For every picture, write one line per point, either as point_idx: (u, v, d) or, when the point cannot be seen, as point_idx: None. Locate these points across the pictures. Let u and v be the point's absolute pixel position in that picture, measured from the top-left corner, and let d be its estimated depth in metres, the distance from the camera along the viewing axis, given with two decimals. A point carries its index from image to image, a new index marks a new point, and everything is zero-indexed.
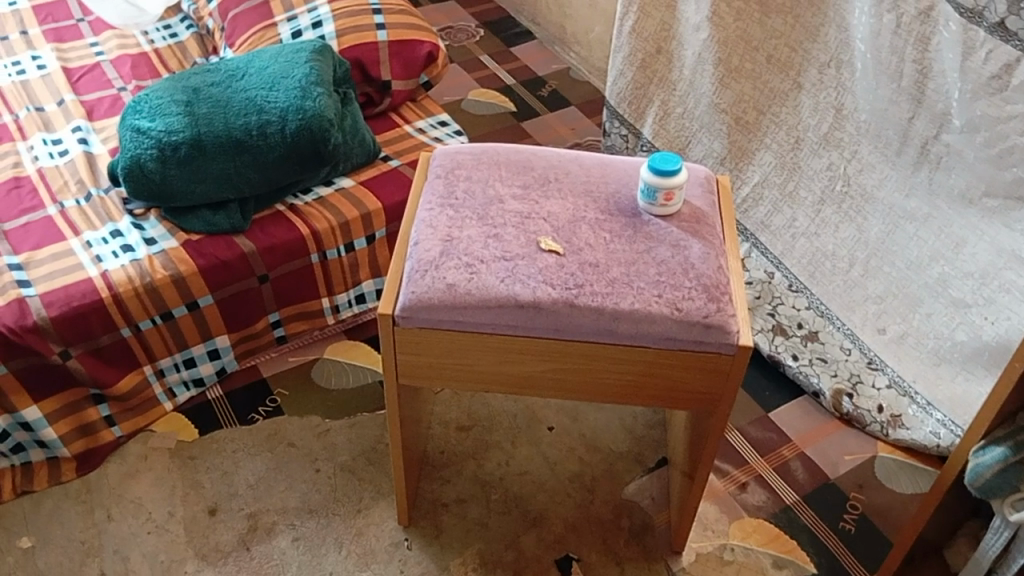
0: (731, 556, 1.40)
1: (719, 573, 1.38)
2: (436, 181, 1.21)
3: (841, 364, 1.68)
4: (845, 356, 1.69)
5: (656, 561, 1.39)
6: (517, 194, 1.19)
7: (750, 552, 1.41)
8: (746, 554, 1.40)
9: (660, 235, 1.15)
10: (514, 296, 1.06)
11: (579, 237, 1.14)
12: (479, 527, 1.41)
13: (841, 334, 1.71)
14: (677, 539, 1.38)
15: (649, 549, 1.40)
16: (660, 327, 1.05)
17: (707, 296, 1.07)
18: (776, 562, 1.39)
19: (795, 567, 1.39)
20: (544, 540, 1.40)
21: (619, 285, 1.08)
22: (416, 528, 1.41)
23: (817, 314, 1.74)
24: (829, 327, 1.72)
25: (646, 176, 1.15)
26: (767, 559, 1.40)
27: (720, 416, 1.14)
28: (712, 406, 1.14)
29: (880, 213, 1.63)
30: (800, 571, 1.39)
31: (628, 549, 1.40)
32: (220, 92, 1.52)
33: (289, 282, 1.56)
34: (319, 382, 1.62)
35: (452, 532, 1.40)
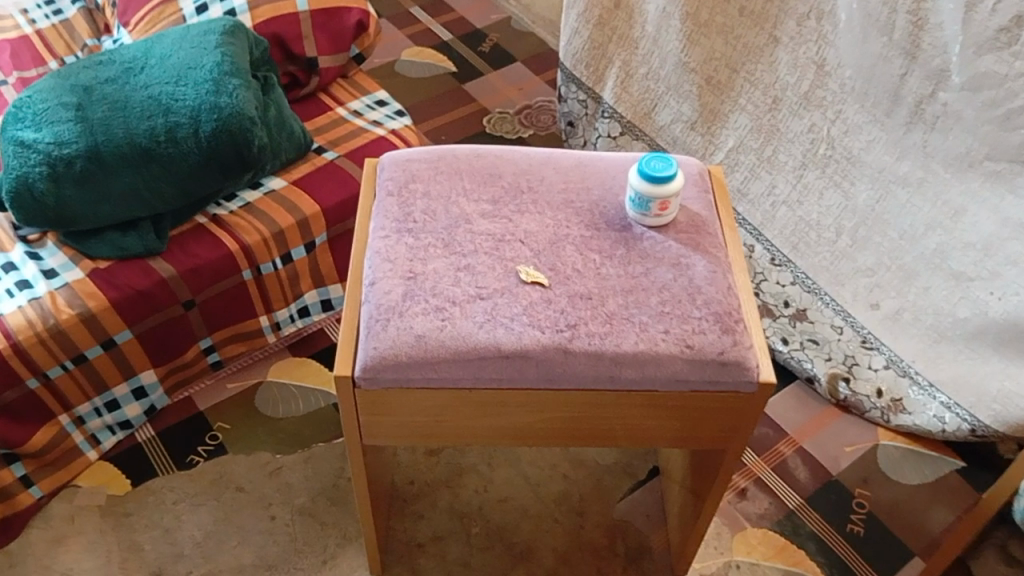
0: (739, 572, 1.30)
1: None
2: (387, 201, 1.03)
3: (833, 346, 1.55)
4: (838, 335, 1.55)
5: None
6: (486, 211, 1.01)
7: (757, 568, 1.30)
8: (754, 572, 1.30)
9: (658, 253, 0.98)
10: (497, 344, 0.89)
11: (564, 261, 0.97)
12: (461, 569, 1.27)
13: (830, 311, 1.56)
14: (678, 562, 1.26)
15: None
16: (668, 369, 0.90)
17: (720, 328, 0.92)
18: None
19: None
20: None
21: (618, 322, 0.92)
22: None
23: (804, 291, 1.59)
24: (814, 301, 1.58)
25: (636, 183, 0.98)
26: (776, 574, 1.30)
27: (734, 454, 1.00)
28: (725, 443, 1.00)
29: (868, 176, 1.49)
30: None
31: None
32: (116, 90, 1.28)
33: (220, 304, 1.37)
34: (266, 411, 1.45)
35: None
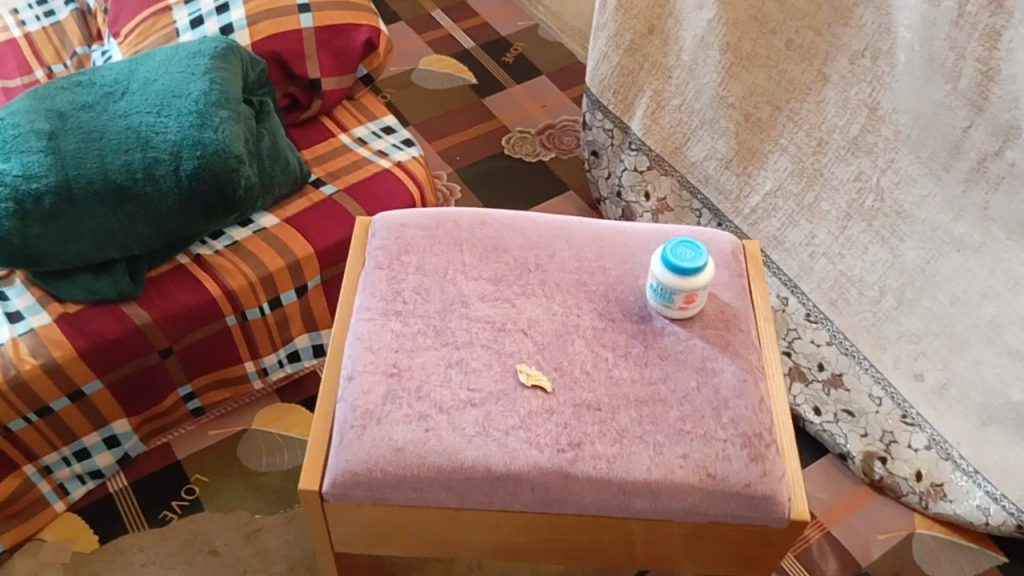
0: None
1: None
2: (374, 275, 0.90)
3: (869, 419, 1.41)
4: (875, 407, 1.41)
5: None
6: (485, 293, 0.89)
7: None
8: None
9: (681, 353, 0.86)
10: (487, 465, 0.78)
11: (572, 359, 0.84)
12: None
13: (869, 377, 1.41)
14: None
15: None
16: (683, 500, 0.78)
17: (747, 453, 0.80)
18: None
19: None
20: None
21: (629, 440, 0.80)
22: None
23: (842, 352, 1.45)
24: (853, 365, 1.43)
25: (660, 273, 0.85)
26: None
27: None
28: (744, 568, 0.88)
29: (919, 234, 1.32)
30: None
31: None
32: (92, 118, 1.17)
33: (201, 351, 1.26)
34: (248, 462, 1.35)
35: None
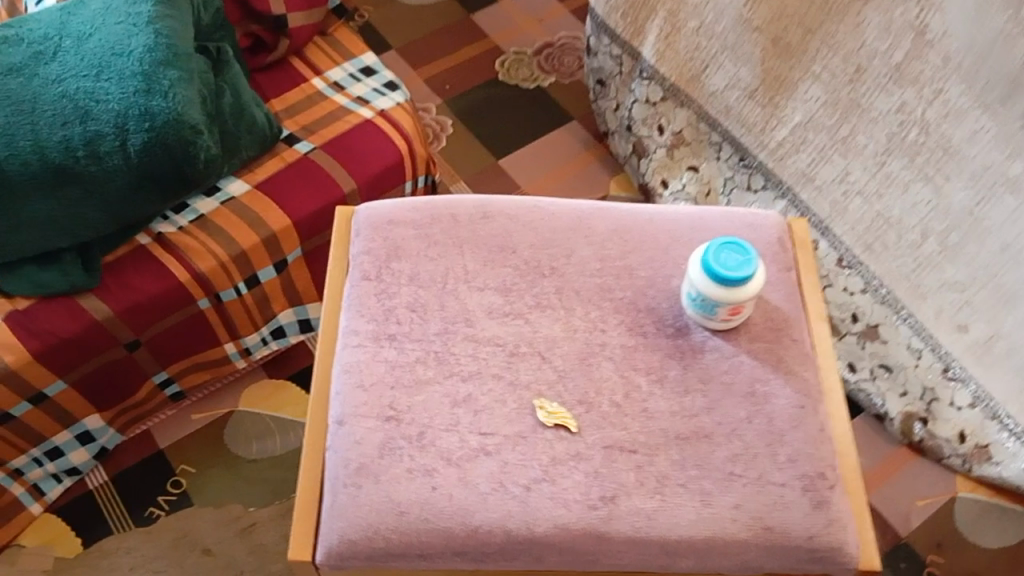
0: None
1: None
2: (361, 288, 0.76)
3: (908, 374, 1.27)
4: (913, 361, 1.26)
5: None
6: (494, 308, 0.75)
7: None
8: None
9: (726, 375, 0.73)
10: (507, 528, 0.66)
11: (599, 389, 0.72)
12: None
13: (907, 329, 1.25)
14: None
15: None
16: (737, 557, 0.67)
17: (808, 499, 0.68)
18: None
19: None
20: None
21: (671, 490, 0.68)
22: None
23: (877, 302, 1.27)
24: (889, 315, 1.26)
25: (702, 283, 0.72)
26: None
27: None
28: None
29: (967, 173, 1.11)
30: None
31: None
32: (20, 85, 0.99)
33: (173, 338, 1.13)
34: (237, 449, 1.23)
35: None
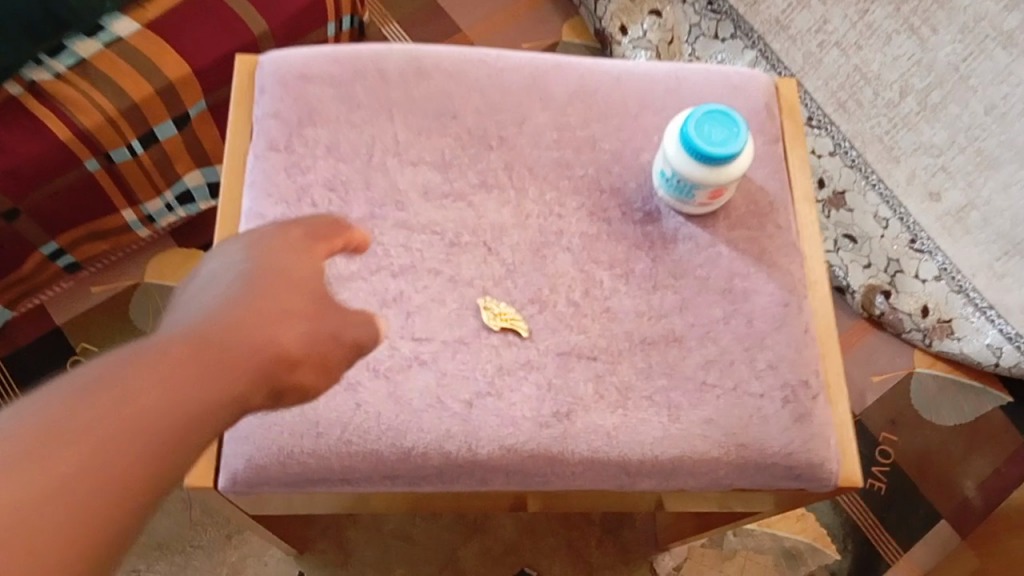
0: (730, 546, 1.01)
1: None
2: (267, 161, 0.63)
3: (872, 245, 1.10)
4: (879, 230, 1.10)
5: (639, 567, 0.98)
6: (430, 189, 0.63)
7: (758, 537, 1.02)
8: (751, 541, 1.02)
9: (702, 269, 0.63)
10: (444, 451, 0.57)
11: (554, 286, 0.62)
12: (402, 544, 0.95)
13: (875, 197, 1.08)
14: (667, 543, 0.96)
15: (628, 548, 0.98)
16: (707, 476, 0.59)
17: (788, 412, 0.60)
18: (781, 561, 1.02)
19: (813, 555, 1.03)
20: (491, 553, 0.96)
21: (635, 404, 0.59)
22: (314, 555, 0.94)
23: (846, 164, 1.10)
24: (858, 181, 1.09)
25: (680, 163, 0.60)
26: (777, 557, 1.02)
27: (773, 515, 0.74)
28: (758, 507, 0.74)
29: (956, 24, 0.98)
30: (818, 558, 1.03)
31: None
32: None
33: (62, 206, 0.97)
34: (145, 325, 1.11)
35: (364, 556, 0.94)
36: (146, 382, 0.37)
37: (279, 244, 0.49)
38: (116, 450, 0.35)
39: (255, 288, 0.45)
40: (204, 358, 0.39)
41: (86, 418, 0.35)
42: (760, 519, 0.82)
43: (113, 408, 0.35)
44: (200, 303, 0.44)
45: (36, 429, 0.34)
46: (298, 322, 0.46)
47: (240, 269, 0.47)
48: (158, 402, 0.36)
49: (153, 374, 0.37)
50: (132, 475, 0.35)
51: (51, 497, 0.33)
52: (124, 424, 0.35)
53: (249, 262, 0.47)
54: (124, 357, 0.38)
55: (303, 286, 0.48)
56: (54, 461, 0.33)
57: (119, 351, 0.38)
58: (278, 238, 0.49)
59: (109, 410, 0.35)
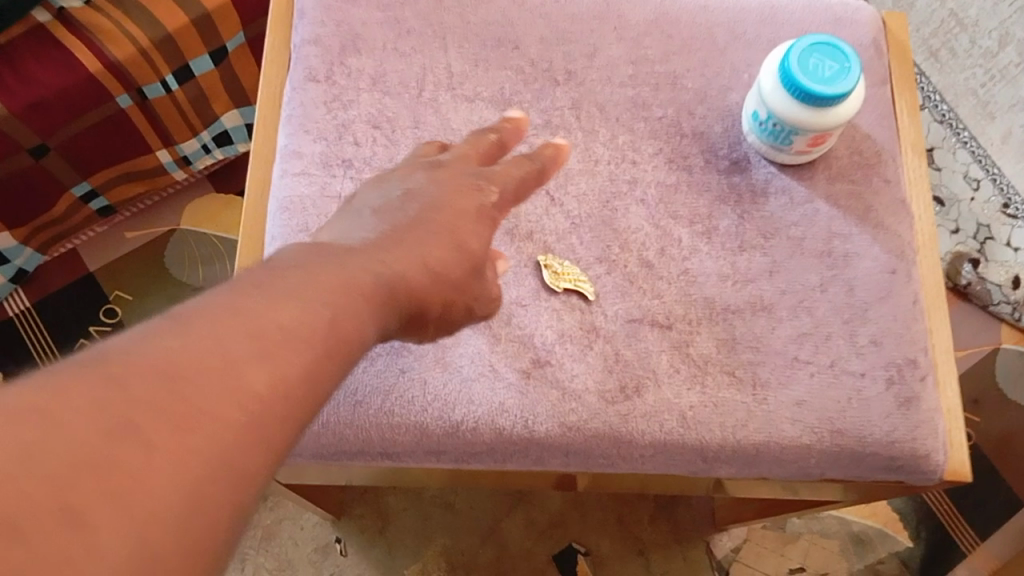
0: (793, 528, 0.90)
1: (779, 559, 0.89)
2: (306, 92, 0.56)
3: (961, 207, 0.99)
4: (969, 192, 1.00)
5: (693, 545, 0.88)
6: (487, 128, 0.56)
7: (822, 520, 0.90)
8: (815, 522, 0.90)
9: (796, 228, 0.55)
10: (497, 427, 0.50)
11: (625, 244, 0.54)
12: (443, 513, 0.88)
13: (965, 154, 1.01)
14: (724, 520, 0.86)
15: (681, 526, 0.89)
16: (794, 465, 0.52)
17: (892, 396, 0.52)
18: (849, 547, 0.89)
19: (883, 542, 0.90)
20: (535, 526, 0.88)
21: (716, 381, 0.51)
22: (350, 521, 0.87)
23: (936, 119, 1.02)
24: (948, 138, 1.01)
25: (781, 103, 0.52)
26: (841, 543, 0.90)
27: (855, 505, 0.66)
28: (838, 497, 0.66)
29: None
30: (888, 546, 0.90)
31: (680, 565, 0.88)
32: None
33: (92, 143, 0.87)
34: (179, 274, 1.00)
35: (401, 523, 0.87)
36: (333, 293, 0.31)
37: (453, 178, 0.46)
38: (310, 356, 0.29)
39: (426, 220, 0.42)
40: (381, 280, 0.35)
41: (293, 312, 0.29)
42: (838, 506, 0.74)
43: (316, 305, 0.30)
44: (361, 229, 0.41)
45: (245, 315, 0.28)
46: (464, 249, 0.43)
47: (409, 194, 0.44)
48: (354, 316, 0.31)
49: (350, 281, 0.33)
50: (322, 386, 0.29)
51: (261, 393, 0.27)
52: (324, 333, 0.29)
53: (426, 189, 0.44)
54: (312, 262, 0.33)
55: (469, 233, 0.44)
56: (268, 352, 0.28)
57: (307, 255, 0.33)
58: (451, 171, 0.47)
59: (313, 311, 0.30)
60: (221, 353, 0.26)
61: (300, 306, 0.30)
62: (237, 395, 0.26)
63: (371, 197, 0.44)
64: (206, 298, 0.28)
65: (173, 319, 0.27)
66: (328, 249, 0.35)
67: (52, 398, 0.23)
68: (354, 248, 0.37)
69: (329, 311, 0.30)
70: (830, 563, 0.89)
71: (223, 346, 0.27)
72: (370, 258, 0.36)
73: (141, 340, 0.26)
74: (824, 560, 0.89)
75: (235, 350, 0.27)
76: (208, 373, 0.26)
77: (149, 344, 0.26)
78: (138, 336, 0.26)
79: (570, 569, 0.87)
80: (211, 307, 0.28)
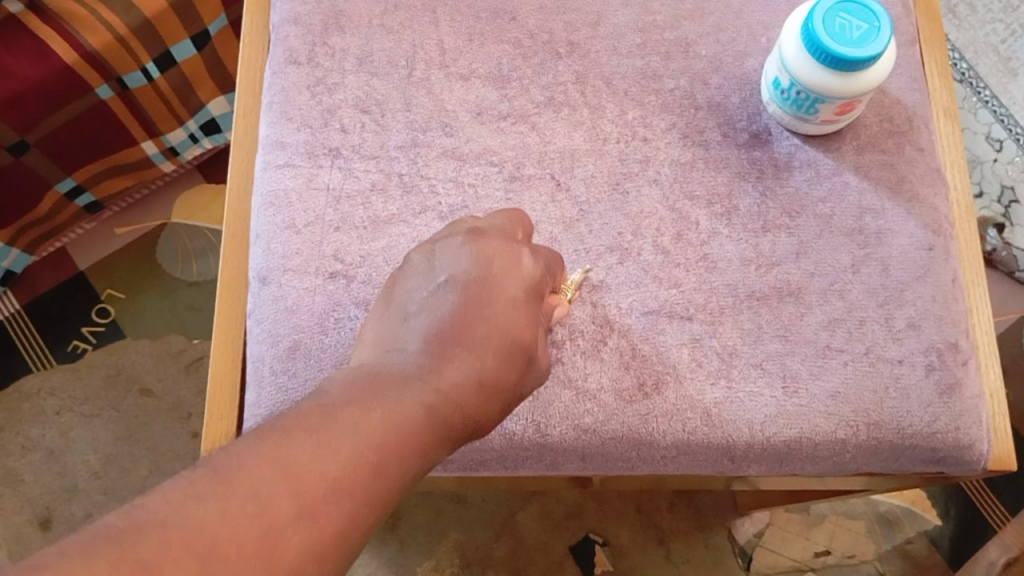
0: (819, 511, 0.85)
1: (806, 544, 0.85)
2: (288, 76, 0.52)
3: (984, 169, 0.94)
4: (993, 153, 0.95)
5: (716, 532, 0.85)
6: (485, 109, 0.51)
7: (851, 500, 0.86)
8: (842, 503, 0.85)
9: (824, 204, 0.50)
10: (506, 432, 0.46)
11: (638, 229, 0.50)
12: (454, 507, 0.84)
13: (987, 113, 0.96)
14: (747, 505, 0.82)
15: (703, 512, 0.85)
16: (828, 461, 0.48)
17: (933, 383, 0.48)
18: (876, 528, 0.85)
19: (912, 521, 0.85)
20: (551, 517, 0.84)
21: (741, 374, 0.47)
22: None
23: (954, 77, 0.97)
24: (968, 97, 0.96)
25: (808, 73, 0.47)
26: (870, 524, 0.85)
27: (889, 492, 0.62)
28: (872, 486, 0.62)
29: None
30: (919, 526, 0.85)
31: (702, 554, 0.84)
32: None
33: (73, 137, 0.83)
34: (173, 269, 0.95)
35: (412, 519, 0.84)
36: (375, 439, 0.33)
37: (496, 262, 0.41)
38: (334, 520, 0.31)
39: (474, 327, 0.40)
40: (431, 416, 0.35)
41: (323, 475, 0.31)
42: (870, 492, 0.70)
43: (348, 465, 0.32)
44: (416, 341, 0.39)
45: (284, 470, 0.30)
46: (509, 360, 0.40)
47: (451, 281, 0.41)
48: (392, 464, 0.33)
49: (392, 428, 0.34)
50: (352, 534, 0.31)
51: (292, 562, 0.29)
52: (356, 489, 0.31)
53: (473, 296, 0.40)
54: (357, 404, 0.34)
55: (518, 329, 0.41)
56: (301, 514, 0.30)
57: (359, 387, 0.35)
58: (492, 250, 0.42)
59: (345, 472, 0.31)
60: (256, 519, 0.29)
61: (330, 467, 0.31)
62: (261, 563, 0.28)
63: (416, 288, 0.41)
64: (247, 448, 0.31)
65: (214, 475, 0.30)
66: (381, 375, 0.36)
67: (89, 569, 0.25)
68: (411, 371, 0.37)
69: (361, 471, 0.32)
70: (859, 545, 0.85)
71: (254, 509, 0.29)
72: (425, 387, 0.36)
73: (182, 504, 0.28)
74: (852, 543, 0.85)
75: (272, 515, 0.29)
76: (240, 547, 0.28)
77: (186, 508, 0.28)
78: (182, 491, 0.29)
79: (587, 560, 0.84)
80: (247, 467, 0.30)
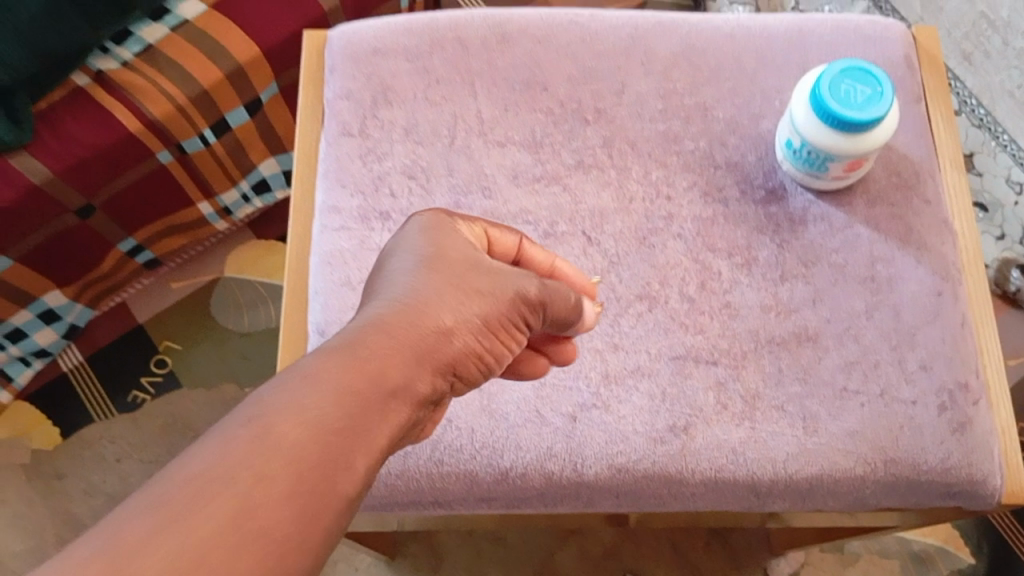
0: (852, 550, 0.87)
1: None
2: (341, 147, 0.57)
3: (1005, 212, 0.97)
4: (1012, 196, 0.98)
5: (751, 571, 0.87)
6: (520, 172, 0.56)
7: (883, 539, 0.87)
8: (875, 540, 0.87)
9: (838, 255, 0.54)
10: (544, 472, 0.50)
11: (665, 280, 0.54)
12: (496, 547, 0.87)
13: (1005, 156, 0.99)
14: (782, 544, 0.84)
15: (738, 551, 0.87)
16: (849, 496, 0.51)
17: (946, 422, 0.51)
18: (909, 566, 0.87)
19: (944, 558, 0.87)
20: (591, 557, 0.87)
21: (764, 415, 0.51)
22: (406, 560, 0.87)
23: (971, 123, 1.00)
24: (987, 142, 0.99)
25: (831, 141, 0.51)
26: (903, 562, 0.87)
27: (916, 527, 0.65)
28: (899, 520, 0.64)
29: None
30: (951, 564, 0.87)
31: None
32: None
33: (135, 199, 0.89)
34: (224, 321, 1.01)
35: (456, 561, 0.87)
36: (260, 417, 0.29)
37: (433, 244, 0.38)
38: (209, 521, 0.26)
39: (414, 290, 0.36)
40: (349, 372, 0.31)
41: (210, 484, 0.27)
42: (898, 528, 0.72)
43: (236, 463, 0.27)
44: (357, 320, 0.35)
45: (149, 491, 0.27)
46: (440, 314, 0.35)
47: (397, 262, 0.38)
48: (283, 431, 0.29)
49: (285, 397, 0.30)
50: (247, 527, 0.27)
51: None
52: (240, 471, 0.27)
53: (408, 272, 0.37)
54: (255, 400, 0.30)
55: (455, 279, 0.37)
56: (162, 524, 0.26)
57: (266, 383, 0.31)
58: (431, 236, 0.39)
59: (233, 470, 0.27)
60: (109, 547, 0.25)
61: (217, 473, 0.27)
62: None
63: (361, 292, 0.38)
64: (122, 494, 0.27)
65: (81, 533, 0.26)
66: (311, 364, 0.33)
67: None
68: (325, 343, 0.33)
69: (254, 463, 0.28)
70: None
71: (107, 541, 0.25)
72: (334, 350, 0.32)
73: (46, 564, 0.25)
74: None
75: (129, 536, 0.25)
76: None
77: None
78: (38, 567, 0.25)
79: None
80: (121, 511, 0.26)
